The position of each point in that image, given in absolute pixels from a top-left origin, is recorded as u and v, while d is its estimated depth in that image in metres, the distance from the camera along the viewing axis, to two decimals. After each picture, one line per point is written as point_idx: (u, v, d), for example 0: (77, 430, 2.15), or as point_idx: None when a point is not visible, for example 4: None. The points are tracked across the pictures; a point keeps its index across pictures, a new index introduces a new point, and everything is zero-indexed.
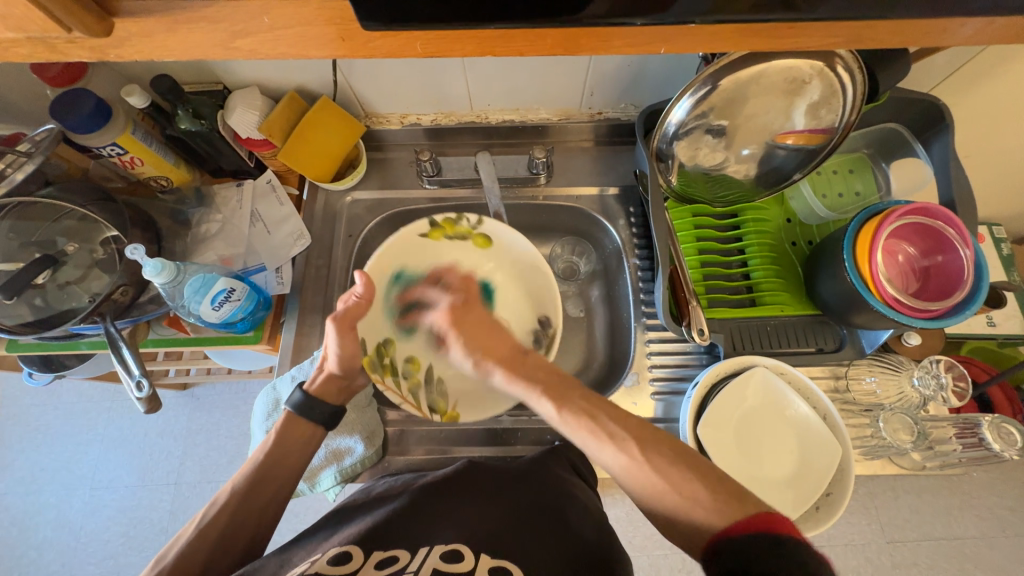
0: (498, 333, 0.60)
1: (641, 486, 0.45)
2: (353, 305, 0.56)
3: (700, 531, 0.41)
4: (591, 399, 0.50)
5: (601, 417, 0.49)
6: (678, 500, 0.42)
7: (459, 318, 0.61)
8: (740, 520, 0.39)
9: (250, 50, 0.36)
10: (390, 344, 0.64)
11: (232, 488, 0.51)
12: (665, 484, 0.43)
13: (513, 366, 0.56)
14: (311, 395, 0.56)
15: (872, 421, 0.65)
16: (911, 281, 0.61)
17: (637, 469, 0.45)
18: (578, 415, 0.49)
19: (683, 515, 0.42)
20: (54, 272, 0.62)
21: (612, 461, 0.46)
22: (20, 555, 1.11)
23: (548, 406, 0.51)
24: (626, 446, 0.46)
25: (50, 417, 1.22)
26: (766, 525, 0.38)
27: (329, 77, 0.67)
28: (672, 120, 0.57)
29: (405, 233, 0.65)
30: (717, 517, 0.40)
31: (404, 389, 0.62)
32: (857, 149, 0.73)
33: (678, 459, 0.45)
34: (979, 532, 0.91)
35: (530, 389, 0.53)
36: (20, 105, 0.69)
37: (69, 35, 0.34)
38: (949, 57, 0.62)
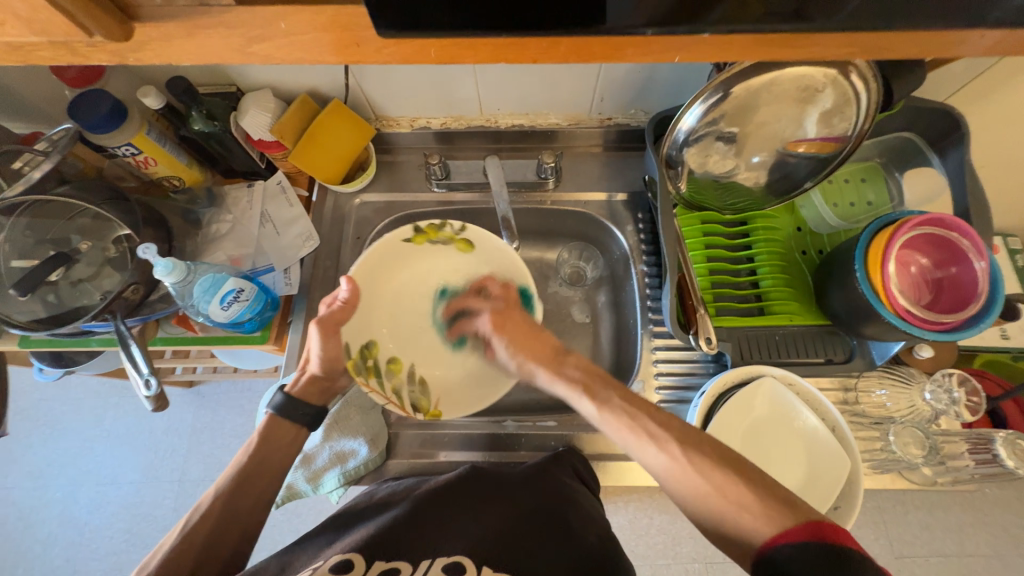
0: (541, 337, 0.59)
1: (684, 490, 0.43)
2: (337, 309, 0.58)
3: (746, 539, 0.39)
4: (628, 394, 0.50)
5: (641, 417, 0.47)
6: (729, 509, 0.40)
7: (501, 321, 0.61)
8: (785, 528, 0.37)
9: (264, 56, 0.36)
10: (372, 346, 0.63)
11: (217, 491, 0.51)
12: (711, 489, 0.41)
13: (555, 365, 0.55)
14: (292, 397, 0.57)
15: (882, 435, 0.64)
16: (924, 292, 0.60)
17: (680, 470, 0.43)
18: (618, 413, 0.48)
19: (732, 521, 0.40)
20: (68, 269, 0.62)
21: (655, 462, 0.45)
22: (27, 548, 1.13)
23: (588, 405, 0.51)
24: (668, 446, 0.45)
25: (59, 412, 1.23)
26: (820, 533, 0.36)
27: (340, 80, 0.67)
28: (683, 127, 0.57)
29: (391, 238, 0.65)
30: (765, 524, 0.38)
31: (387, 389, 0.62)
32: (869, 158, 0.72)
33: (720, 463, 0.43)
34: (990, 549, 0.89)
35: (572, 387, 0.52)
36: (39, 104, 0.70)
37: (89, 38, 0.35)
38: (965, 66, 0.61)
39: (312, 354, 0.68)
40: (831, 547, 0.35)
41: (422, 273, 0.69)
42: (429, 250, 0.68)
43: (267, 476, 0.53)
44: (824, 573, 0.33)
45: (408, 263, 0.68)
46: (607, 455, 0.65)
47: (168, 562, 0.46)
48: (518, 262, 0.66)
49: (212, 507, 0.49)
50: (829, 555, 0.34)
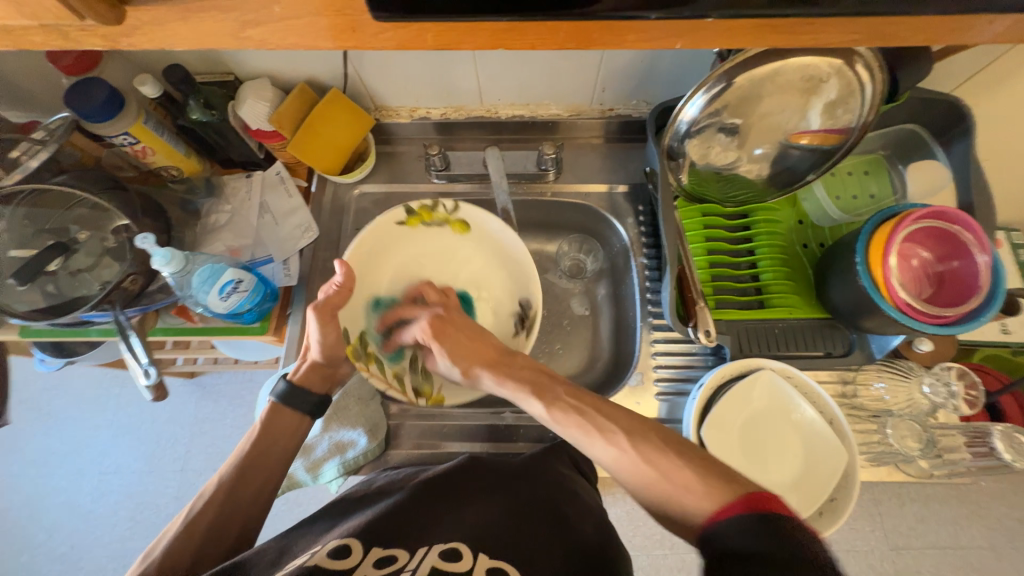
0: (484, 339, 0.60)
1: (633, 479, 0.44)
2: (332, 294, 0.57)
3: (694, 515, 0.39)
4: (576, 392, 0.52)
5: (590, 414, 0.49)
6: (673, 490, 0.41)
7: (443, 330, 0.60)
8: (729, 503, 0.37)
9: (260, 41, 0.36)
10: (371, 332, 0.64)
11: (220, 480, 0.51)
12: (656, 475, 0.43)
13: (501, 368, 0.57)
14: (294, 385, 0.57)
15: (880, 427, 0.64)
16: (924, 285, 0.60)
17: (629, 460, 0.45)
18: (568, 411, 0.50)
19: (686, 502, 0.40)
20: (66, 259, 0.62)
21: (602, 453, 0.47)
22: (31, 535, 1.14)
23: (537, 405, 0.51)
24: (616, 439, 0.46)
25: (61, 402, 1.24)
26: (754, 504, 0.36)
27: (339, 68, 0.67)
28: (685, 118, 0.56)
29: (384, 221, 0.65)
30: (708, 502, 0.39)
31: (388, 374, 0.63)
32: (873, 150, 0.72)
33: (666, 449, 0.44)
34: (985, 541, 0.90)
35: (519, 390, 0.53)
36: (35, 92, 0.70)
37: (81, 22, 0.34)
38: (971, 57, 0.61)
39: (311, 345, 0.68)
40: (764, 516, 0.35)
41: (418, 254, 0.69)
42: (424, 232, 0.69)
43: (268, 464, 0.54)
44: (755, 540, 0.33)
45: (402, 245, 0.68)
46: None
47: (170, 552, 0.46)
48: (527, 260, 0.66)
49: (214, 496, 0.50)
50: (762, 523, 0.34)
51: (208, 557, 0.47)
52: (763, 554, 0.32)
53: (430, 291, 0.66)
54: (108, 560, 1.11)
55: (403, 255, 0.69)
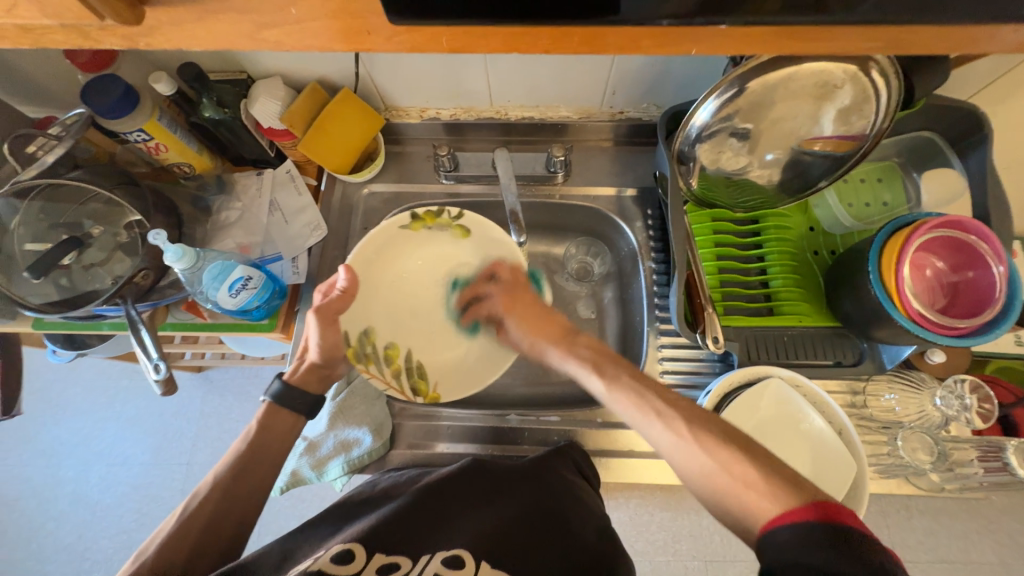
0: (552, 315, 0.61)
1: (691, 467, 0.42)
2: (334, 298, 0.58)
3: (751, 519, 0.38)
4: (638, 374, 0.50)
5: (648, 395, 0.48)
6: (733, 486, 0.39)
7: (513, 303, 0.62)
8: (792, 507, 0.36)
9: (274, 42, 0.36)
10: (370, 334, 0.63)
11: (215, 478, 0.51)
12: (718, 466, 0.41)
13: (567, 344, 0.57)
14: (291, 385, 0.57)
15: (890, 439, 0.63)
16: (938, 296, 0.59)
17: (687, 448, 0.43)
18: (626, 390, 0.49)
19: (737, 499, 0.39)
20: (80, 253, 0.63)
21: (660, 439, 0.45)
22: (41, 524, 1.16)
23: (595, 380, 0.51)
24: (674, 423, 0.45)
25: (72, 393, 1.26)
26: (826, 513, 0.34)
27: (351, 69, 0.67)
28: (696, 122, 0.56)
29: (389, 226, 0.64)
30: (768, 505, 0.37)
31: (386, 375, 0.63)
32: (887, 157, 0.71)
33: (726, 440, 0.42)
34: (995, 556, 0.88)
35: (581, 366, 0.53)
36: (52, 88, 0.71)
37: (100, 23, 0.34)
38: (990, 64, 0.60)
39: (317, 344, 0.69)
40: (839, 532, 0.33)
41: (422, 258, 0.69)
42: (426, 235, 0.68)
43: (264, 461, 0.53)
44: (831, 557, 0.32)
45: (408, 249, 0.68)
46: (610, 451, 0.65)
47: (165, 547, 0.47)
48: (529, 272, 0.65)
49: (210, 493, 0.50)
50: (838, 539, 0.33)
51: (206, 551, 0.48)
52: None
53: (514, 270, 0.65)
54: (115, 550, 1.12)
55: (408, 259, 0.68)
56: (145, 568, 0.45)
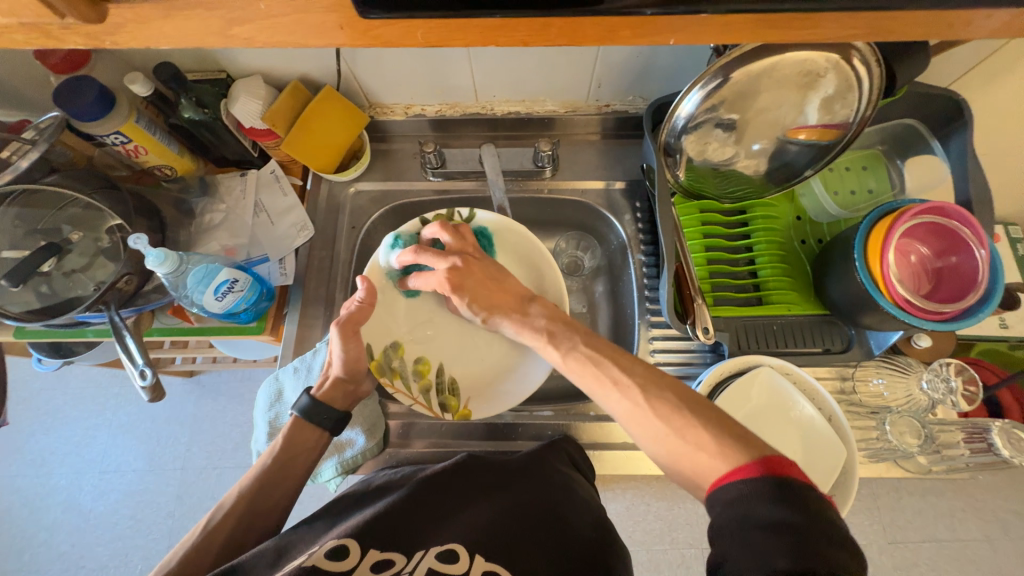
0: (506, 282, 0.62)
1: (641, 436, 0.43)
2: (356, 308, 0.57)
3: (701, 478, 0.39)
4: (591, 340, 0.52)
5: (605, 364, 0.48)
6: (686, 449, 0.40)
7: (467, 272, 0.61)
8: (739, 464, 0.36)
9: (247, 38, 0.35)
10: (396, 348, 0.63)
11: (239, 493, 0.52)
12: (668, 430, 0.42)
13: (521, 317, 0.58)
14: (317, 400, 0.57)
15: (879, 424, 0.64)
16: (923, 282, 0.60)
17: (640, 414, 0.44)
18: (581, 360, 0.50)
19: (688, 463, 0.40)
20: (59, 260, 0.62)
21: (616, 408, 0.46)
22: (32, 535, 1.14)
23: (551, 351, 0.53)
24: (629, 392, 0.45)
25: (60, 402, 1.24)
26: (772, 468, 0.35)
27: (332, 65, 0.66)
28: (681, 113, 0.56)
29: (401, 235, 0.65)
30: (719, 463, 0.38)
31: (414, 389, 0.62)
32: (872, 145, 0.71)
33: (680, 406, 0.43)
34: (982, 534, 0.90)
35: (536, 337, 0.55)
36: (26, 91, 0.69)
37: (62, 21, 0.33)
38: (972, 50, 0.60)
39: (307, 345, 0.68)
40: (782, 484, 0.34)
41: None
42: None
43: (288, 478, 0.54)
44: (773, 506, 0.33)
45: None
46: (604, 444, 0.65)
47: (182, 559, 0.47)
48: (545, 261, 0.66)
49: (231, 509, 0.51)
50: (785, 493, 0.33)
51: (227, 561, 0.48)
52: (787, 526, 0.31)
53: (463, 230, 0.64)
54: (109, 558, 1.11)
55: None
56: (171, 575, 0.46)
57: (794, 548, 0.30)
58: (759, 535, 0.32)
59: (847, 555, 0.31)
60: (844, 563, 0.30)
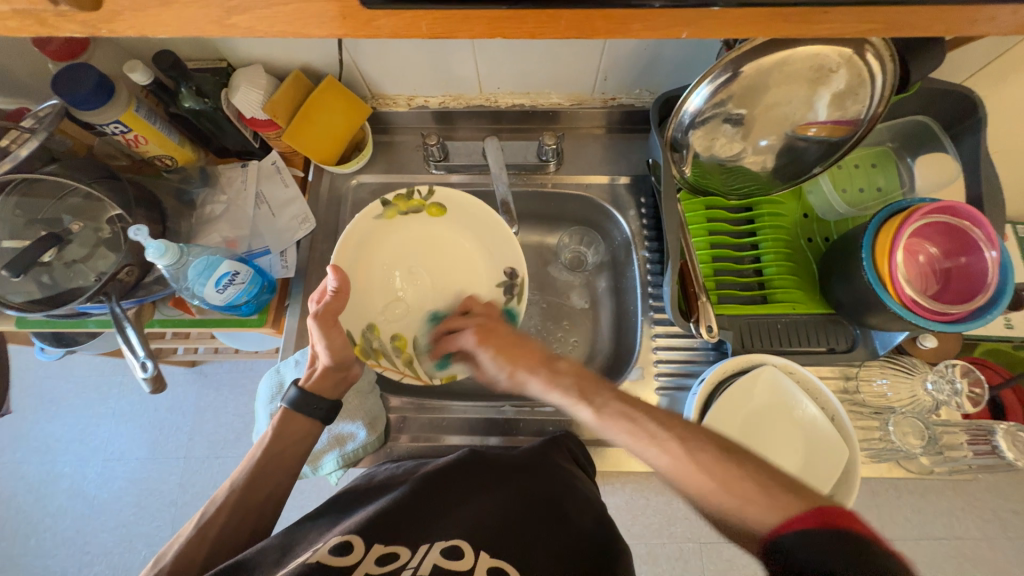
0: (528, 343, 0.58)
1: (688, 487, 0.43)
2: (331, 300, 0.55)
3: (754, 532, 0.38)
4: (624, 397, 0.50)
5: (640, 420, 0.47)
6: (733, 503, 0.40)
7: (490, 335, 0.59)
8: (796, 516, 0.37)
9: (247, 28, 0.34)
10: (373, 330, 0.65)
11: (232, 485, 0.52)
12: (717, 485, 0.41)
13: (550, 371, 0.54)
14: (306, 391, 0.57)
15: (882, 424, 0.64)
16: (930, 282, 0.59)
17: (682, 469, 0.43)
18: (617, 417, 0.48)
19: (737, 517, 0.40)
20: (60, 250, 0.61)
21: (658, 462, 0.45)
22: (37, 521, 1.15)
23: (584, 410, 0.50)
24: (667, 445, 0.45)
25: (63, 391, 1.24)
26: (831, 520, 0.36)
27: (334, 55, 0.65)
28: (689, 108, 0.55)
29: (362, 219, 0.65)
30: (771, 515, 0.38)
31: (399, 363, 0.65)
32: (882, 142, 0.70)
33: (724, 456, 0.42)
34: (979, 532, 0.90)
35: (566, 396, 0.52)
36: (24, 79, 0.68)
37: (55, 9, 0.32)
38: (987, 45, 0.59)
39: (308, 339, 0.68)
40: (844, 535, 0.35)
41: (402, 243, 0.69)
42: (403, 221, 0.68)
43: (279, 468, 0.54)
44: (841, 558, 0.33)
45: (387, 238, 0.68)
46: (604, 441, 0.65)
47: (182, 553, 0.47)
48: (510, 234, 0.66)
49: (223, 503, 0.51)
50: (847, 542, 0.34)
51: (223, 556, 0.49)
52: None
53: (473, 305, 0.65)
54: (113, 545, 1.12)
55: (389, 247, 0.69)
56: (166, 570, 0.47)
57: None
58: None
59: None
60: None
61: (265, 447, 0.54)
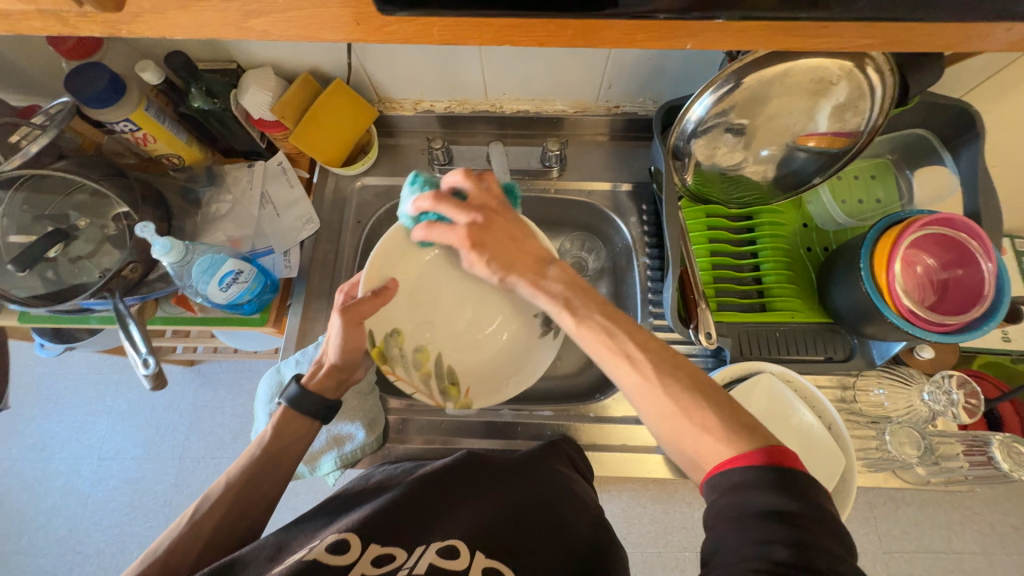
0: (526, 245, 0.53)
1: (646, 408, 0.41)
2: (364, 302, 0.53)
3: (701, 459, 0.38)
4: (610, 312, 0.47)
5: (619, 336, 0.45)
6: (691, 431, 0.38)
7: (483, 236, 0.52)
8: (742, 451, 0.36)
9: (263, 31, 0.34)
10: (396, 336, 0.59)
11: (228, 480, 0.52)
12: (676, 410, 0.39)
13: (537, 280, 0.51)
14: (306, 389, 0.56)
15: (878, 434, 0.64)
16: (928, 293, 0.60)
17: (649, 391, 0.41)
18: (595, 329, 0.46)
19: (691, 445, 0.38)
20: (66, 246, 0.62)
21: (624, 380, 0.43)
22: (30, 518, 1.14)
23: (567, 318, 0.48)
24: (641, 366, 0.42)
25: (61, 387, 1.24)
26: (774, 457, 0.35)
27: (343, 59, 0.66)
28: (691, 117, 0.56)
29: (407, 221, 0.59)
30: (724, 448, 0.37)
31: (415, 377, 0.59)
32: (881, 154, 0.71)
33: (691, 388, 0.40)
34: (977, 547, 0.90)
35: (552, 302, 0.49)
36: (37, 77, 0.69)
37: (78, 9, 0.33)
38: (984, 62, 0.60)
39: (310, 338, 0.68)
40: (782, 473, 0.34)
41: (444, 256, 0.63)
42: None
43: (274, 470, 0.54)
44: (770, 493, 0.33)
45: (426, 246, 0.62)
46: (603, 446, 0.65)
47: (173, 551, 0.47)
48: None
49: (217, 500, 0.50)
50: (782, 482, 0.33)
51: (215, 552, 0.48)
52: (788, 514, 0.32)
53: (485, 177, 0.55)
54: (106, 544, 1.12)
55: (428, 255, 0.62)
56: (156, 567, 0.46)
57: (793, 538, 0.31)
58: (760, 528, 0.32)
59: (841, 545, 0.31)
60: (838, 555, 0.31)
61: (266, 445, 0.54)
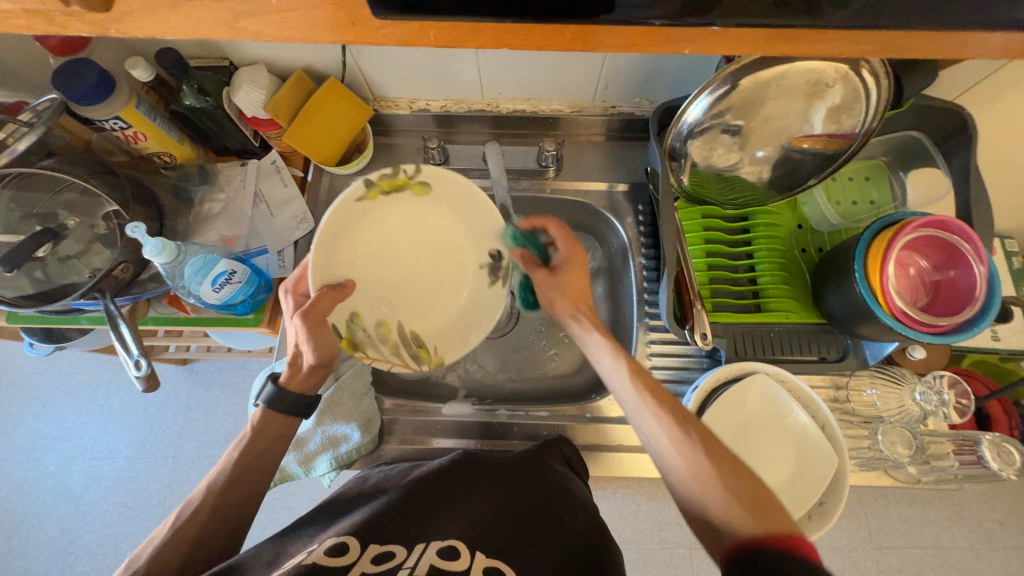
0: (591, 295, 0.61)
1: (681, 465, 0.45)
2: (320, 299, 0.53)
3: (724, 525, 0.41)
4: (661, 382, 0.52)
5: (668, 397, 0.50)
6: (720, 492, 0.42)
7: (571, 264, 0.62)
8: (769, 529, 0.38)
9: (255, 31, 0.34)
10: (357, 318, 0.58)
11: (209, 485, 0.51)
12: (711, 472, 0.43)
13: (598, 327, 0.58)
14: (286, 388, 0.56)
15: (871, 433, 0.64)
16: (920, 294, 0.61)
17: (690, 451, 0.45)
18: (647, 381, 0.51)
19: (715, 508, 0.42)
20: (55, 245, 0.61)
21: (661, 430, 0.47)
22: (21, 519, 1.13)
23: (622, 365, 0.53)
24: (683, 427, 0.47)
25: (51, 387, 1.23)
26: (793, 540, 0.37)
27: (337, 57, 0.65)
28: (688, 118, 0.56)
29: (341, 204, 0.54)
30: (751, 518, 0.40)
31: (386, 351, 0.60)
32: (874, 156, 0.71)
33: (726, 457, 0.44)
34: (965, 542, 0.91)
35: (611, 349, 0.55)
36: (25, 73, 0.68)
37: (66, 9, 0.32)
38: (977, 66, 0.60)
39: None
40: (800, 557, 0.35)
41: (385, 231, 0.59)
42: (386, 204, 0.57)
43: (258, 470, 0.53)
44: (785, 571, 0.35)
45: (367, 226, 0.57)
46: (600, 447, 0.65)
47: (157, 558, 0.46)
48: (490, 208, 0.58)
49: (211, 502, 0.50)
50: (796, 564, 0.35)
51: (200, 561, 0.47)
52: None
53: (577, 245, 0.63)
54: (99, 544, 1.11)
55: (371, 235, 0.58)
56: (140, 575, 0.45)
57: None
58: None
59: None
60: None
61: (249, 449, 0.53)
